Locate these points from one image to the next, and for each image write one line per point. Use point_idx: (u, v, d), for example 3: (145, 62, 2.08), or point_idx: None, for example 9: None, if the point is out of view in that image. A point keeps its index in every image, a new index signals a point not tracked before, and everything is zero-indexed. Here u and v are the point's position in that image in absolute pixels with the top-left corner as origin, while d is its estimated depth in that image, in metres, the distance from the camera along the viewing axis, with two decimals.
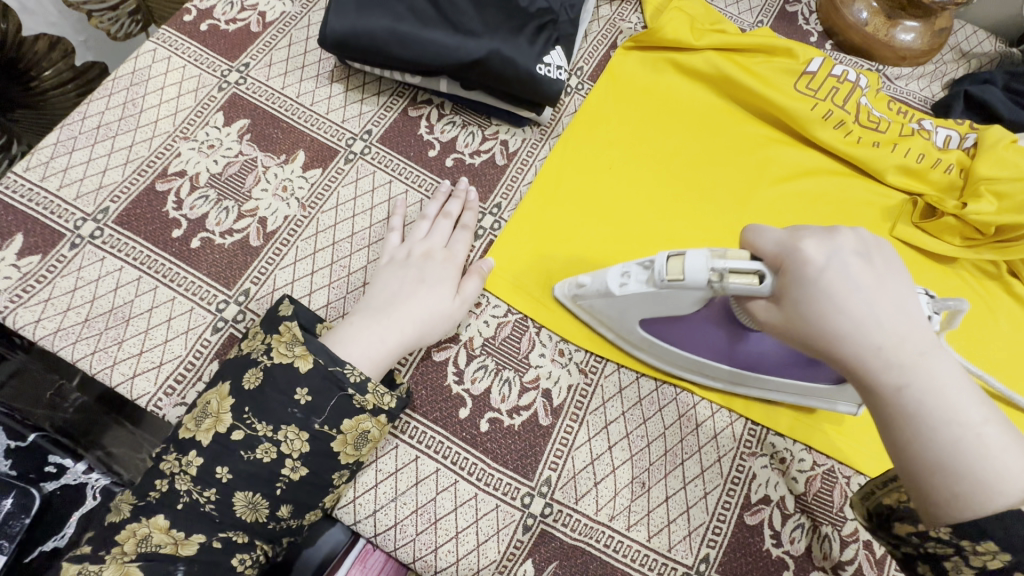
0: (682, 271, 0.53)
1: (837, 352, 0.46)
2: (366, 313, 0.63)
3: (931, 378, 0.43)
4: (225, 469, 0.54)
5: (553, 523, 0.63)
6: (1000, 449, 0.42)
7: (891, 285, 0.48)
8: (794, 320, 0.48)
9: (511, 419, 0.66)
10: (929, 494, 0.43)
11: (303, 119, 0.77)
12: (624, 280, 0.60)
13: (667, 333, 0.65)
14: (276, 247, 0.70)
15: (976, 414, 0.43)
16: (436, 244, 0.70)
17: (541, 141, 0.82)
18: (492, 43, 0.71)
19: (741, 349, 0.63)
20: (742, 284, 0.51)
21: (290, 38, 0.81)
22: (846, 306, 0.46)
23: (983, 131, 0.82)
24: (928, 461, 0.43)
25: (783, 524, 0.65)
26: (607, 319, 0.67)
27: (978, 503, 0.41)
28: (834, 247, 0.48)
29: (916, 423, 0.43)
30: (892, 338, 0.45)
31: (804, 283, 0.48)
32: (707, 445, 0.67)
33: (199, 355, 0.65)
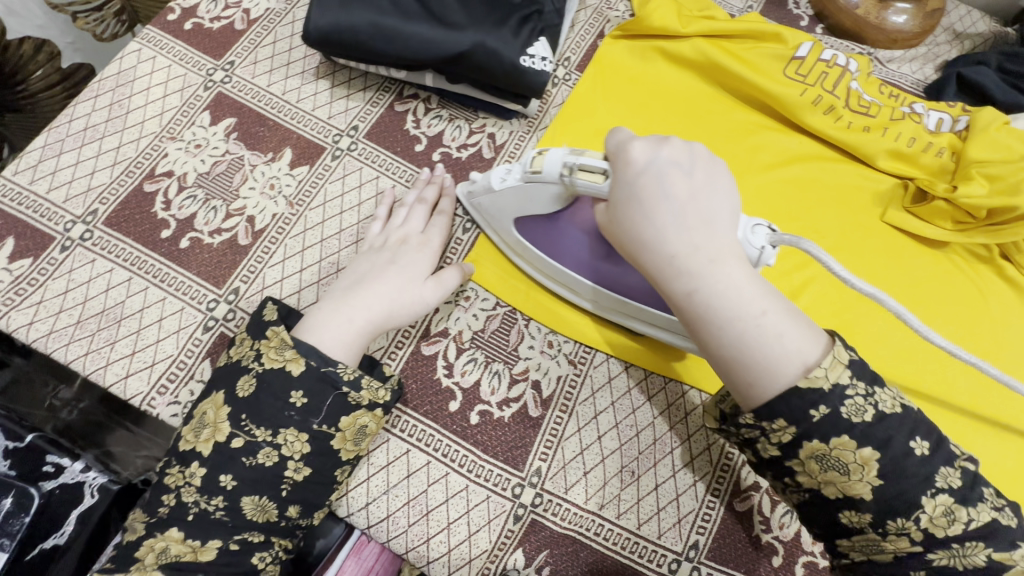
0: (541, 166, 0.55)
1: (641, 258, 0.51)
2: (332, 298, 0.63)
3: (720, 277, 0.47)
4: (229, 477, 0.55)
5: (543, 513, 0.64)
6: (779, 336, 0.46)
7: (706, 195, 0.50)
8: (618, 231, 0.52)
9: (500, 411, 0.67)
10: (727, 374, 0.49)
11: (290, 116, 0.77)
12: (505, 176, 0.60)
13: (537, 239, 0.66)
14: (264, 245, 0.71)
15: (761, 306, 0.47)
16: (411, 230, 0.69)
17: (529, 133, 0.81)
18: (476, 35, 0.70)
19: (600, 264, 0.64)
20: (587, 181, 0.53)
21: (275, 34, 0.81)
22: (653, 214, 0.49)
23: (976, 113, 0.81)
24: (719, 347, 0.48)
25: (772, 510, 0.65)
26: (493, 220, 0.69)
27: (757, 380, 0.47)
28: (657, 156, 0.50)
29: (705, 317, 0.48)
30: (689, 245, 0.48)
31: (624, 192, 0.51)
32: (696, 433, 0.68)
33: (190, 354, 0.65)
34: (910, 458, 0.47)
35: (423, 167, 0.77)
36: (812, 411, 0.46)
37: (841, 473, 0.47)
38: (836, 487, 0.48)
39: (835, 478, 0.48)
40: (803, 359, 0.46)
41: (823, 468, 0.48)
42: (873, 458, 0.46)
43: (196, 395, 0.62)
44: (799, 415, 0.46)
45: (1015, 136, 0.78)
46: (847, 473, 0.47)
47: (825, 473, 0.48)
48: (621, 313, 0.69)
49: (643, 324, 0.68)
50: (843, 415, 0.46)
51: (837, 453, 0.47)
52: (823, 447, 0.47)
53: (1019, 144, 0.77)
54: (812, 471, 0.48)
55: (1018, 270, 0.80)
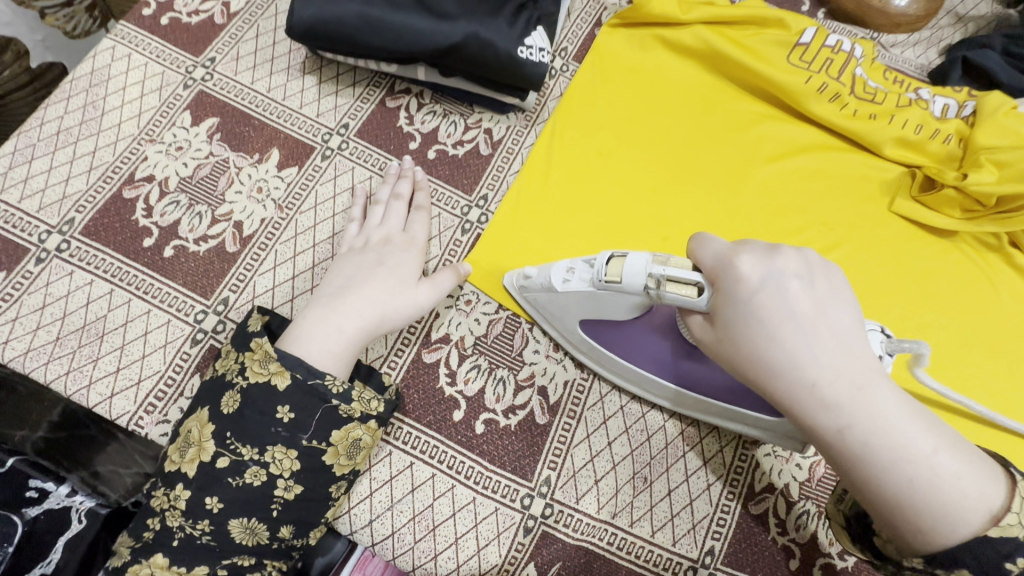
0: (620, 274, 0.51)
1: (768, 385, 0.44)
2: (318, 305, 0.60)
3: (876, 411, 0.42)
4: (215, 499, 0.53)
5: (554, 524, 0.62)
6: (953, 477, 0.41)
7: (832, 308, 0.44)
8: (735, 352, 0.46)
9: (507, 419, 0.64)
10: (897, 521, 0.43)
11: (276, 115, 0.74)
12: (567, 275, 0.57)
13: (606, 339, 0.62)
14: (254, 252, 0.67)
15: (929, 443, 0.42)
16: (392, 228, 0.67)
17: (527, 127, 0.78)
18: (470, 26, 0.67)
19: (681, 362, 0.60)
20: (679, 296, 0.49)
21: (258, 28, 0.77)
22: (782, 336, 0.43)
23: (983, 98, 0.80)
24: (886, 493, 0.42)
25: (788, 512, 0.64)
26: (552, 316, 0.64)
27: (940, 530, 0.41)
28: (771, 267, 0.45)
29: (861, 458, 0.42)
30: (831, 372, 0.42)
31: (736, 309, 0.45)
32: (709, 435, 0.66)
33: (179, 369, 0.62)
34: None
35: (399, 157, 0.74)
36: (1008, 564, 0.40)
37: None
38: None
39: None
40: (989, 503, 0.41)
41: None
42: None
43: (184, 412, 0.59)
44: (991, 567, 0.40)
45: (1023, 121, 0.76)
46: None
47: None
48: (699, 408, 0.63)
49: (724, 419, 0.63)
50: None
51: None
52: None
53: None
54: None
55: None
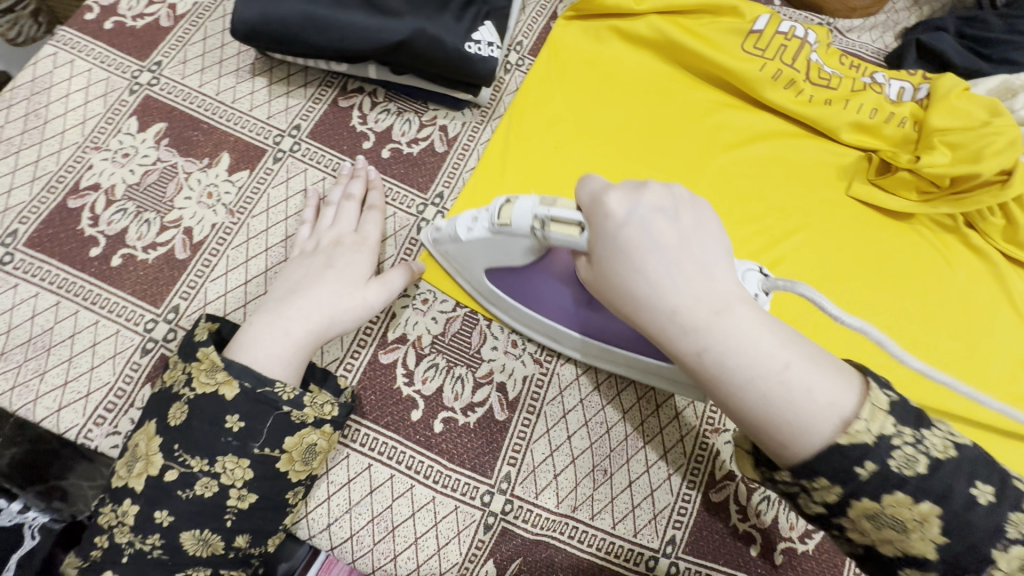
0: (511, 218, 0.51)
1: (635, 316, 0.45)
2: (265, 311, 0.59)
3: (732, 332, 0.42)
4: (165, 513, 0.52)
5: (514, 520, 0.62)
6: (808, 390, 0.41)
7: (695, 237, 0.44)
8: (607, 285, 0.47)
9: (465, 417, 0.64)
10: (758, 433, 0.44)
11: (225, 118, 0.73)
12: (472, 224, 0.57)
13: (512, 288, 0.63)
14: (205, 258, 0.66)
15: (783, 359, 0.42)
16: (344, 229, 0.66)
17: (482, 123, 0.78)
18: (415, 23, 0.67)
19: (582, 311, 0.60)
20: (562, 235, 0.48)
21: (205, 30, 0.76)
22: (645, 268, 0.43)
23: (936, 81, 0.80)
24: (745, 410, 0.43)
25: (749, 498, 0.65)
26: (462, 268, 0.65)
27: (796, 441, 0.42)
28: (637, 201, 0.45)
29: (720, 378, 0.43)
30: (689, 298, 0.43)
31: (605, 244, 0.45)
32: (669, 425, 0.66)
33: (129, 380, 0.61)
34: (973, 510, 0.42)
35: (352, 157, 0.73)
36: (858, 469, 0.41)
37: (899, 531, 0.43)
38: (892, 544, 0.44)
39: (891, 536, 0.43)
40: (845, 415, 0.41)
41: (877, 527, 0.43)
42: (931, 514, 0.42)
43: (134, 424, 0.58)
44: (845, 475, 0.41)
45: (975, 103, 0.77)
46: (904, 530, 0.43)
47: (882, 531, 0.44)
48: (605, 357, 0.65)
49: (630, 367, 0.64)
50: (892, 468, 0.41)
51: (892, 510, 0.42)
52: (874, 506, 0.42)
53: (978, 110, 0.77)
54: (868, 530, 0.44)
55: (983, 238, 0.80)
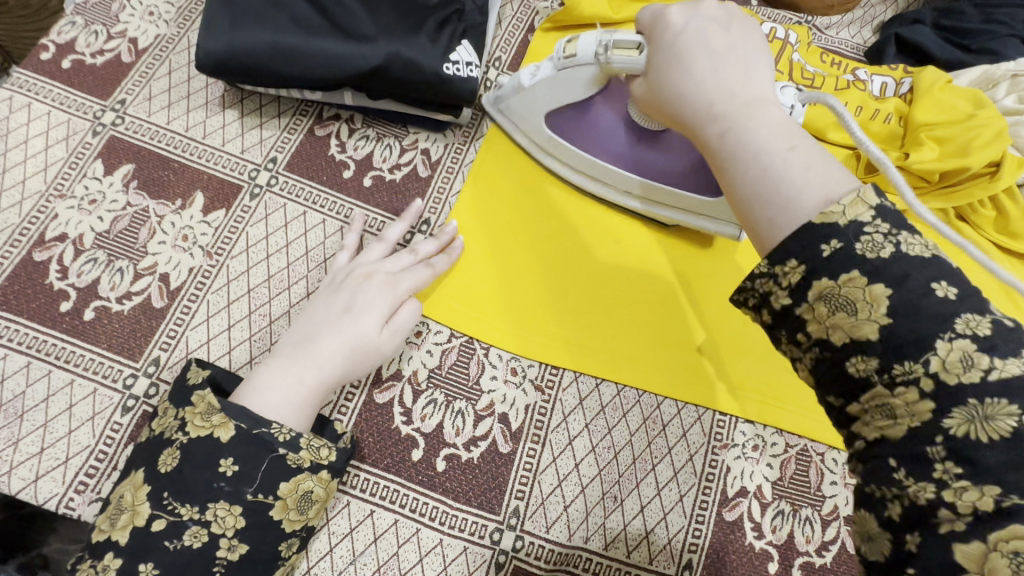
0: (576, 50, 0.58)
1: (676, 108, 0.49)
2: (282, 355, 0.57)
3: (752, 119, 0.44)
4: (150, 566, 0.49)
5: (526, 557, 0.60)
6: (809, 170, 0.40)
7: (743, 49, 0.48)
8: (655, 93, 0.51)
9: (468, 453, 0.62)
10: (746, 214, 0.42)
11: (197, 155, 0.69)
12: (535, 74, 0.64)
13: (567, 134, 0.68)
14: (183, 304, 0.63)
15: (790, 141, 0.42)
16: (379, 266, 0.62)
17: (466, 144, 0.74)
18: (389, 45, 0.64)
19: (636, 150, 0.66)
20: (623, 59, 0.54)
21: (170, 64, 0.73)
22: (692, 67, 0.47)
23: (918, 74, 0.80)
24: (742, 188, 0.42)
25: (763, 514, 0.64)
26: (522, 123, 0.71)
27: (779, 214, 0.40)
28: (696, 18, 0.49)
29: (732, 155, 0.43)
30: (724, 89, 0.46)
31: (663, 52, 0.50)
32: (677, 445, 0.65)
33: (110, 442, 0.58)
34: (929, 298, 0.35)
35: (334, 187, 0.70)
36: (822, 244, 0.37)
37: (848, 313, 0.36)
38: (841, 332, 0.36)
39: (841, 322, 0.36)
40: (830, 194, 0.39)
41: (828, 310, 0.37)
42: (885, 293, 0.35)
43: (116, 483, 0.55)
44: (810, 249, 0.38)
45: (957, 95, 0.78)
46: (855, 312, 0.36)
47: (832, 317, 0.37)
48: (653, 204, 0.70)
49: (687, 215, 0.69)
50: (859, 248, 0.36)
51: (844, 288, 0.36)
52: (826, 282, 0.37)
53: (961, 102, 0.77)
54: (819, 316, 0.37)
55: (973, 230, 0.78)
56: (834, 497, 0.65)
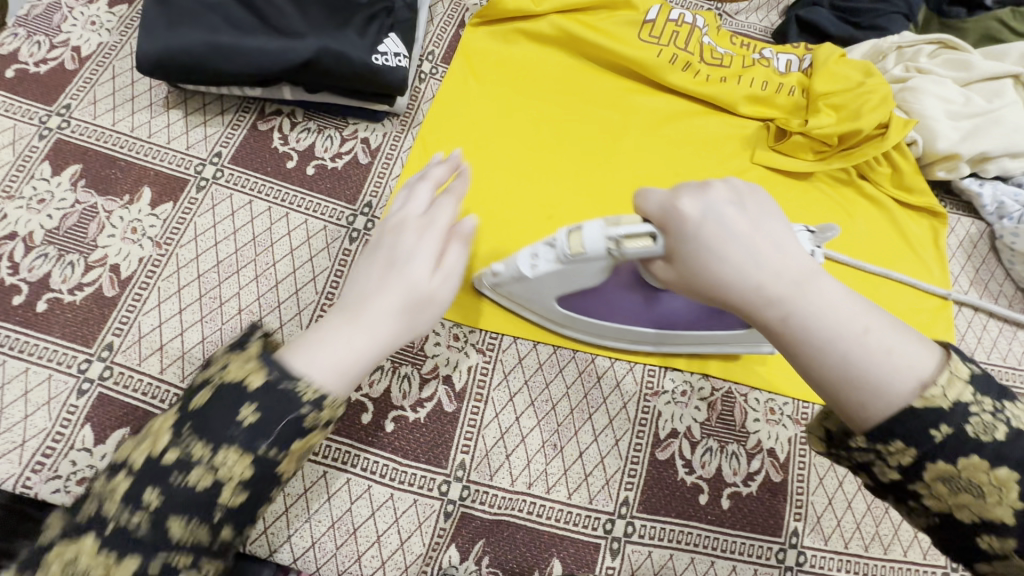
0: (583, 246, 0.53)
1: (721, 298, 0.48)
2: (338, 315, 0.54)
3: (812, 301, 0.45)
4: (155, 493, 0.48)
5: (472, 504, 0.64)
6: (890, 351, 0.43)
7: (766, 225, 0.48)
8: (688, 278, 0.49)
9: (415, 413, 0.66)
10: (833, 396, 0.45)
11: (143, 153, 0.73)
12: (534, 260, 0.59)
13: (582, 306, 0.66)
14: (135, 292, 0.66)
15: (861, 323, 0.44)
16: (409, 212, 0.58)
17: (403, 132, 0.80)
18: (319, 41, 0.69)
19: (654, 312, 0.64)
20: (637, 248, 0.51)
21: (113, 69, 0.76)
22: (727, 255, 0.47)
23: (817, 50, 0.88)
24: (825, 374, 0.44)
25: (693, 452, 0.69)
26: (527, 302, 0.68)
27: (874, 400, 0.42)
28: (708, 200, 0.49)
29: (805, 346, 0.45)
30: (769, 272, 0.46)
31: (688, 243, 0.48)
32: (611, 395, 0.70)
33: (67, 423, 0.61)
34: None
35: (280, 177, 0.74)
36: (932, 431, 0.41)
37: (976, 495, 0.41)
38: (970, 511, 0.42)
39: (968, 502, 0.42)
40: (922, 376, 0.42)
41: (953, 491, 0.42)
42: (1010, 478, 0.40)
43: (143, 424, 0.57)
44: (918, 436, 0.41)
45: (850, 66, 0.85)
46: (983, 496, 0.41)
47: (959, 497, 0.42)
48: (676, 342, 0.70)
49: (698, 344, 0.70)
50: (969, 432, 0.40)
51: (969, 475, 0.41)
52: (950, 468, 0.41)
53: (854, 73, 0.85)
54: (941, 495, 0.42)
55: (874, 186, 0.86)
56: (757, 433, 0.71)
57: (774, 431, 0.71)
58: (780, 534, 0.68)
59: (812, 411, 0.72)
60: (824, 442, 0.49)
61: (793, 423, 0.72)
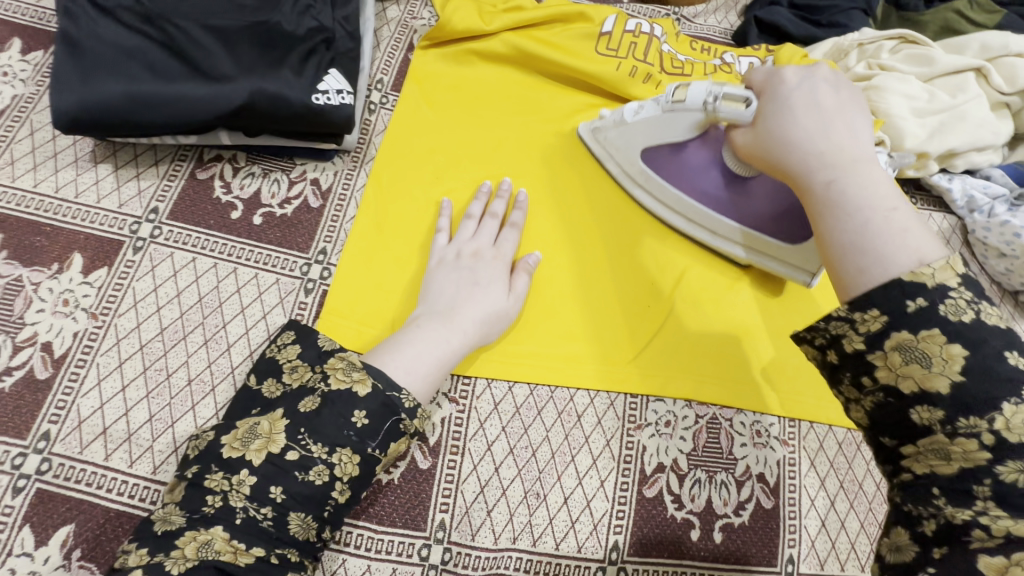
0: (685, 95, 0.63)
1: (783, 159, 0.50)
2: (432, 320, 0.63)
3: (859, 175, 0.46)
4: (279, 489, 0.53)
5: (455, 568, 0.61)
6: (909, 231, 0.43)
7: (850, 109, 0.51)
8: (758, 139, 0.53)
9: (389, 474, 0.63)
10: (834, 261, 0.45)
11: (71, 216, 0.67)
12: (638, 110, 0.71)
13: (663, 170, 0.73)
14: (70, 372, 0.61)
15: (890, 202, 0.44)
16: (483, 243, 0.70)
17: (355, 169, 0.75)
18: (252, 83, 0.64)
19: (728, 195, 0.70)
20: (730, 110, 0.58)
21: (31, 124, 0.70)
22: (803, 120, 0.50)
23: (778, 53, 0.86)
24: (834, 235, 0.45)
25: (681, 486, 0.67)
26: (616, 154, 0.77)
27: (872, 266, 0.42)
28: (811, 76, 0.53)
29: (834, 204, 0.46)
30: (836, 142, 0.48)
31: (775, 105, 0.53)
32: (593, 433, 0.67)
33: (3, 525, 0.56)
34: (1004, 365, 0.38)
35: (226, 231, 0.69)
36: (907, 301, 0.39)
37: (925, 367, 0.38)
38: (913, 382, 0.39)
39: (915, 374, 0.39)
40: (922, 257, 0.41)
41: (904, 361, 0.39)
42: (962, 355, 0.38)
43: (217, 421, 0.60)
44: (892, 305, 0.40)
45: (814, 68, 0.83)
46: (930, 367, 0.38)
47: (906, 367, 0.39)
48: (754, 249, 0.73)
49: (775, 261, 0.72)
50: (942, 308, 0.39)
51: (923, 343, 0.39)
52: (907, 335, 0.39)
53: None
54: (892, 366, 0.40)
55: None
56: (745, 458, 0.69)
57: (762, 455, 0.69)
58: (775, 563, 0.66)
59: (800, 429, 0.71)
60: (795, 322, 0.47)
61: (781, 444, 0.70)
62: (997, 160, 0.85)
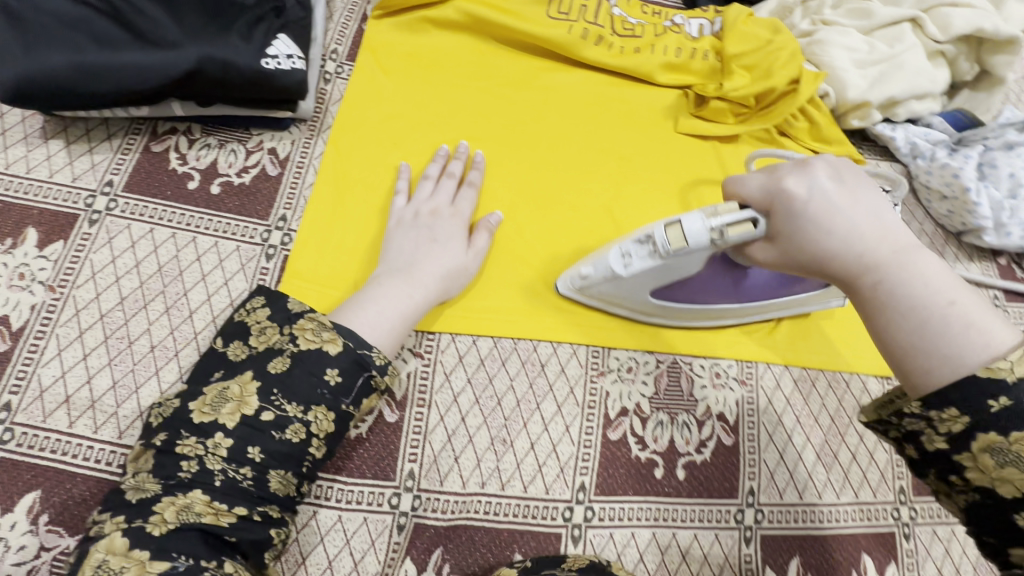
0: (684, 240, 0.56)
1: (821, 269, 0.49)
2: (392, 276, 0.65)
3: (908, 272, 0.45)
4: (257, 449, 0.53)
5: (425, 513, 0.62)
6: (976, 324, 0.42)
7: (865, 196, 0.49)
8: (786, 255, 0.51)
9: (356, 428, 0.64)
10: (897, 364, 0.44)
11: (22, 191, 0.67)
12: (631, 253, 0.62)
13: (677, 297, 0.68)
14: (29, 344, 0.61)
15: (946, 295, 0.43)
16: (441, 202, 0.72)
17: (313, 137, 0.76)
18: (200, 49, 0.64)
19: (740, 290, 0.67)
20: (740, 234, 0.53)
21: None
22: (829, 229, 0.48)
23: (725, 12, 0.88)
24: (894, 338, 0.44)
25: (644, 428, 0.69)
26: (620, 299, 0.69)
27: (944, 363, 0.41)
28: (815, 178, 0.50)
29: (888, 310, 0.44)
30: (869, 240, 0.47)
31: (790, 221, 0.50)
32: (557, 382, 0.69)
33: None
34: None
35: (184, 203, 0.69)
36: (989, 402, 0.39)
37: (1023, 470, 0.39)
38: (1011, 485, 0.39)
39: (1013, 476, 0.39)
40: (995, 350, 0.40)
41: (1000, 463, 0.39)
42: None
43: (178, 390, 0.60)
44: (972, 406, 0.40)
45: (759, 25, 0.86)
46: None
47: (1003, 471, 0.39)
48: (764, 309, 0.73)
49: (782, 309, 0.74)
50: None
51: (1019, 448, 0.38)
52: (1000, 438, 0.39)
53: (763, 31, 0.85)
54: (985, 468, 0.40)
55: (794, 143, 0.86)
56: (705, 399, 0.71)
57: (721, 395, 0.72)
58: (736, 495, 0.68)
59: (757, 370, 0.73)
60: (873, 411, 0.47)
61: (739, 384, 0.72)
62: (936, 107, 0.88)
